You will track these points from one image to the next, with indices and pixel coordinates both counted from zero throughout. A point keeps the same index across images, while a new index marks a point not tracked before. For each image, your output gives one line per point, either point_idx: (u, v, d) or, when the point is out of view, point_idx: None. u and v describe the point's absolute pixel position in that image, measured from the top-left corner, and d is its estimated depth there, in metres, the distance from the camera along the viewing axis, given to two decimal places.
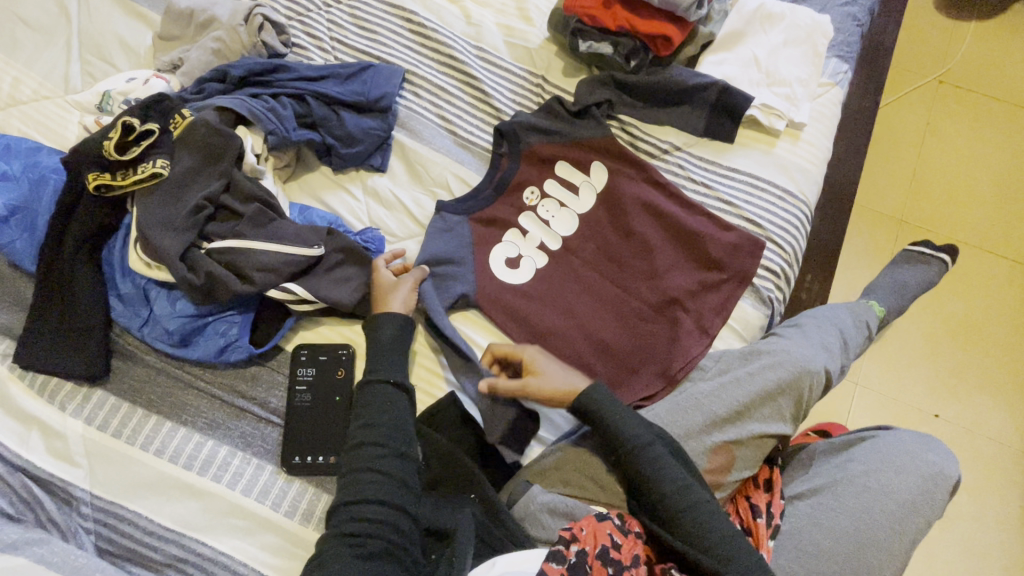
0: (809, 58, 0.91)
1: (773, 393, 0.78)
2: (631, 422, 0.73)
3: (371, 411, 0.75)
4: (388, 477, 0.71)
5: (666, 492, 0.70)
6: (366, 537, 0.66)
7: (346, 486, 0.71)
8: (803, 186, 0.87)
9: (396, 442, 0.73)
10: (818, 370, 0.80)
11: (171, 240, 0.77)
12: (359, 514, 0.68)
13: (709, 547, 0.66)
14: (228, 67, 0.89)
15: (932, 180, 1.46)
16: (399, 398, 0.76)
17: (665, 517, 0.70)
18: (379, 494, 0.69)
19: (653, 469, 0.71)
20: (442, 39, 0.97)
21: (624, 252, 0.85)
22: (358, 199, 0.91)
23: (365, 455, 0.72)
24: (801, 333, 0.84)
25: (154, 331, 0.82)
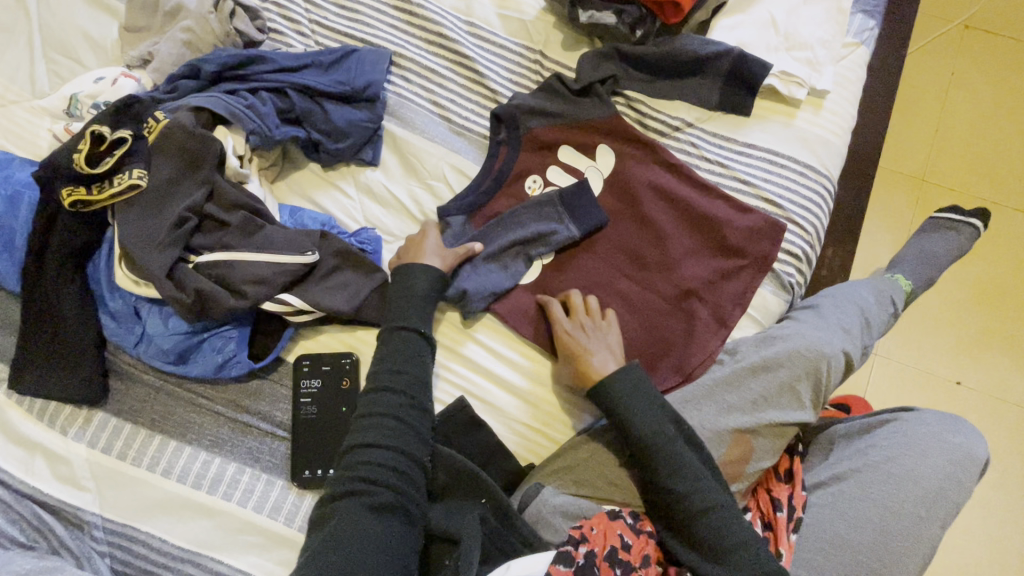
0: (831, 16, 0.83)
1: (790, 380, 0.74)
2: (647, 419, 0.70)
3: (396, 356, 0.72)
4: (402, 426, 0.69)
5: (687, 491, 0.68)
6: (378, 485, 0.65)
7: (361, 428, 0.69)
8: (827, 159, 0.81)
9: (414, 392, 0.71)
10: (838, 354, 0.75)
11: (156, 257, 0.73)
12: (370, 459, 0.66)
13: (735, 546, 0.65)
14: (200, 61, 0.82)
15: (956, 136, 1.38)
16: (422, 346, 0.73)
17: (684, 520, 0.68)
18: (392, 442, 0.67)
19: (675, 464, 0.69)
20: (429, 15, 0.89)
21: (638, 241, 0.80)
22: (351, 197, 0.86)
23: (384, 400, 0.70)
24: (820, 315, 0.79)
25: (149, 349, 0.78)
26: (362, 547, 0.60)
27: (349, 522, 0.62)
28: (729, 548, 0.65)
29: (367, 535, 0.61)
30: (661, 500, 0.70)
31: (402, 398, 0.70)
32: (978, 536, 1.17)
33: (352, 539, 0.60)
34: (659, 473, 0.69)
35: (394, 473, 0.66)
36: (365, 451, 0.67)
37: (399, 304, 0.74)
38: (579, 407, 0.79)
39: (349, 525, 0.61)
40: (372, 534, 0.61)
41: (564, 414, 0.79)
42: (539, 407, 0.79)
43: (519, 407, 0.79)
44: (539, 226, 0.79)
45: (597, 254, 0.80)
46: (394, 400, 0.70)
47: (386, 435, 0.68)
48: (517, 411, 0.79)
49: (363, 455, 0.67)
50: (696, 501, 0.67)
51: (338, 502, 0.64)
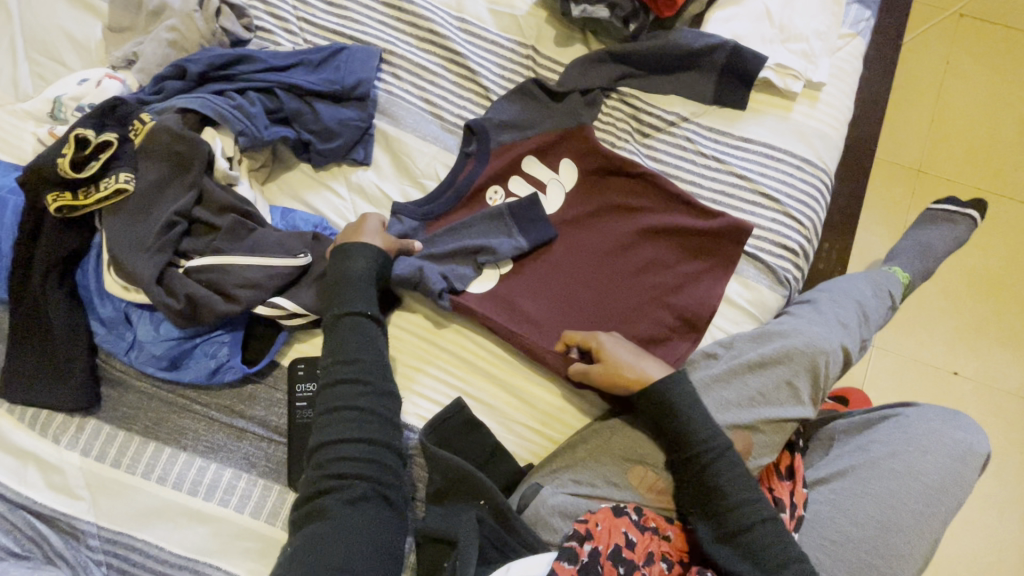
0: (826, 7, 0.82)
1: (788, 376, 0.73)
2: (709, 426, 0.69)
3: (343, 347, 0.71)
4: (370, 415, 0.68)
5: (742, 502, 0.67)
6: (350, 479, 0.65)
7: (326, 426, 0.68)
8: (823, 152, 0.80)
9: (375, 377, 0.70)
10: (836, 349, 0.75)
11: (145, 262, 0.72)
12: (343, 458, 0.66)
13: (790, 557, 0.64)
14: (186, 61, 0.80)
15: (951, 125, 1.37)
16: (377, 334, 0.73)
17: (736, 532, 0.66)
18: (360, 437, 0.67)
19: (731, 474, 0.68)
20: (419, 10, 0.88)
21: (600, 245, 0.79)
22: (343, 197, 0.84)
23: (346, 393, 0.69)
24: (817, 311, 0.79)
25: (140, 355, 0.77)
26: (348, 544, 0.61)
27: (339, 522, 0.63)
28: (779, 561, 0.64)
29: (353, 530, 0.63)
30: (712, 511, 0.68)
31: (364, 387, 0.69)
32: (976, 525, 1.17)
33: (339, 535, 0.62)
34: (715, 483, 0.68)
35: (367, 464, 0.66)
36: (335, 449, 0.67)
37: (345, 292, 0.73)
38: (577, 406, 0.78)
39: (340, 522, 0.63)
40: (354, 526, 0.63)
41: (562, 413, 0.78)
42: (537, 406, 0.79)
43: (516, 406, 0.79)
44: (487, 239, 0.79)
45: (559, 261, 0.79)
46: (357, 392, 0.69)
47: (356, 429, 0.67)
48: (515, 410, 0.79)
49: (336, 453, 0.67)
50: (751, 511, 0.66)
51: (316, 501, 0.65)
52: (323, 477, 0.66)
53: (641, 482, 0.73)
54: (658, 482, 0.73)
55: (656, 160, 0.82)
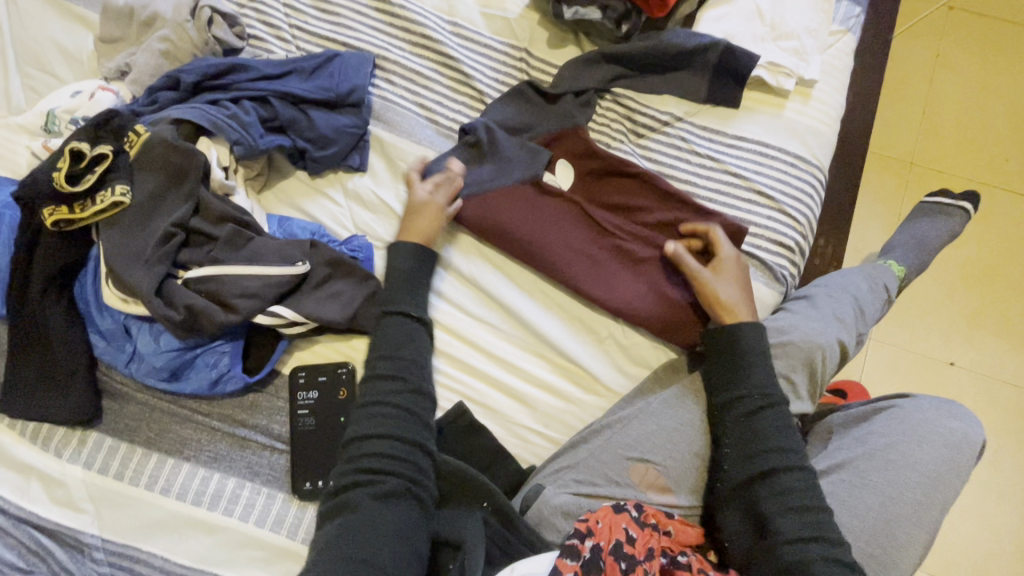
0: (817, 5, 0.83)
1: (785, 371, 0.74)
2: (761, 369, 0.71)
3: (387, 341, 0.74)
4: (404, 413, 0.71)
5: (780, 445, 0.68)
6: (382, 474, 0.67)
7: (362, 418, 0.71)
8: (817, 149, 0.81)
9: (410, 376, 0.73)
10: (833, 344, 0.75)
11: (144, 275, 0.71)
12: (372, 449, 0.69)
13: (815, 506, 0.64)
14: (179, 71, 0.79)
15: (942, 117, 1.38)
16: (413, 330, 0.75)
17: (772, 470, 0.67)
18: (388, 432, 0.69)
19: (776, 422, 0.69)
20: (411, 16, 0.88)
21: (600, 243, 0.80)
22: (340, 204, 0.85)
23: (382, 389, 0.72)
24: (813, 306, 0.79)
25: (141, 367, 0.77)
26: (375, 532, 0.63)
27: (369, 513, 0.64)
28: (796, 507, 0.64)
29: (380, 523, 0.63)
30: (750, 453, 0.69)
31: (403, 386, 0.72)
32: (973, 512, 1.19)
33: (365, 529, 0.63)
34: (758, 425, 0.69)
35: (398, 461, 0.68)
36: (370, 440, 0.69)
37: (394, 288, 0.76)
38: (579, 407, 0.79)
39: (367, 511, 0.64)
40: (381, 518, 0.64)
41: (564, 414, 0.79)
42: (539, 408, 0.79)
43: (519, 409, 0.79)
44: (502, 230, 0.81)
45: (556, 254, 0.80)
46: (392, 387, 0.72)
47: (388, 425, 0.69)
48: (517, 413, 0.79)
49: (366, 444, 0.69)
50: (786, 457, 0.67)
51: (345, 496, 0.66)
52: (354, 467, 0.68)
53: (643, 481, 0.72)
54: (660, 479, 0.72)
55: (651, 160, 0.82)
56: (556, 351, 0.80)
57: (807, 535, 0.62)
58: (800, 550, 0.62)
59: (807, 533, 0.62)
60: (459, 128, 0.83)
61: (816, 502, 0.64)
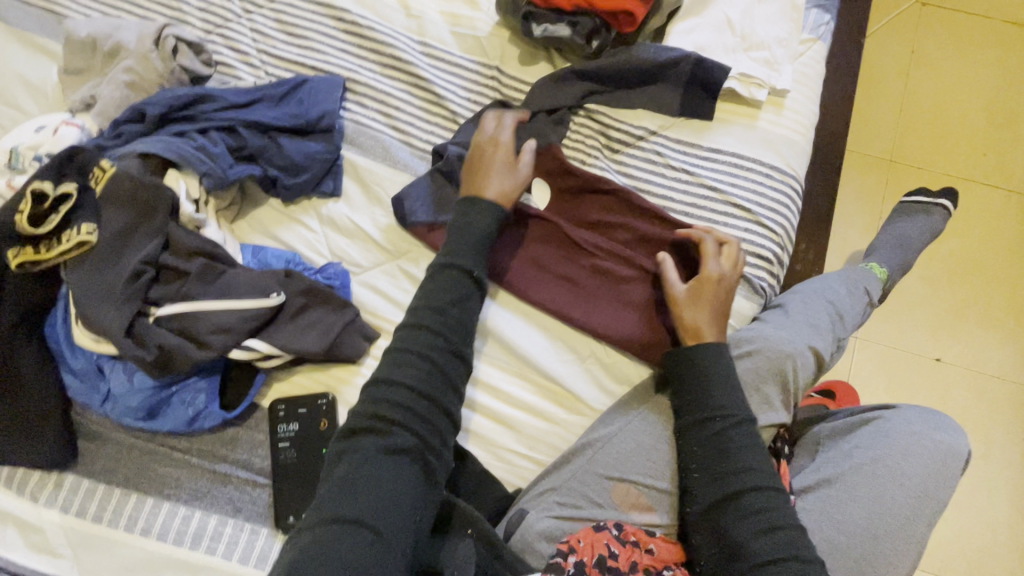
0: (786, 14, 0.83)
1: (757, 382, 0.74)
2: (726, 391, 0.69)
3: (440, 296, 0.68)
4: (439, 372, 0.65)
5: (748, 466, 0.65)
6: (397, 428, 0.61)
7: (388, 363, 0.65)
8: (792, 159, 0.81)
9: (454, 336, 0.67)
10: (804, 352, 0.75)
11: (114, 315, 0.69)
12: (393, 397, 0.62)
13: (783, 526, 0.62)
14: (144, 103, 0.78)
15: (920, 114, 1.39)
16: (451, 281, 0.69)
17: (738, 493, 0.65)
18: (409, 382, 0.63)
19: (745, 442, 0.67)
20: (380, 37, 0.87)
21: (578, 261, 0.81)
22: (315, 231, 0.84)
23: (421, 340, 0.65)
24: (787, 314, 0.78)
25: (115, 407, 0.75)
26: (378, 485, 0.58)
27: (370, 464, 0.59)
28: (767, 527, 0.62)
29: (377, 479, 0.58)
30: (718, 473, 0.66)
31: (441, 343, 0.66)
32: (965, 507, 1.20)
33: (367, 483, 0.58)
34: (726, 445, 0.67)
35: (414, 419, 0.62)
36: (389, 383, 0.63)
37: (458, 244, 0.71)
38: (563, 428, 0.78)
39: (371, 461, 0.59)
40: (383, 481, 0.58)
41: (548, 435, 0.78)
42: (523, 430, 0.78)
43: (502, 432, 0.79)
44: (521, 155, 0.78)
45: (540, 277, 0.81)
46: (425, 337, 0.66)
47: (419, 379, 0.63)
48: (501, 436, 0.79)
49: (383, 388, 0.63)
50: (755, 477, 0.65)
51: (352, 441, 0.61)
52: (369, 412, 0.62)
53: (623, 501, 0.72)
54: (641, 499, 0.72)
55: (626, 175, 0.82)
56: (538, 372, 0.79)
57: (777, 557, 0.60)
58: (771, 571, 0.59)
59: (777, 554, 0.60)
60: (433, 149, 0.83)
61: (787, 522, 0.62)
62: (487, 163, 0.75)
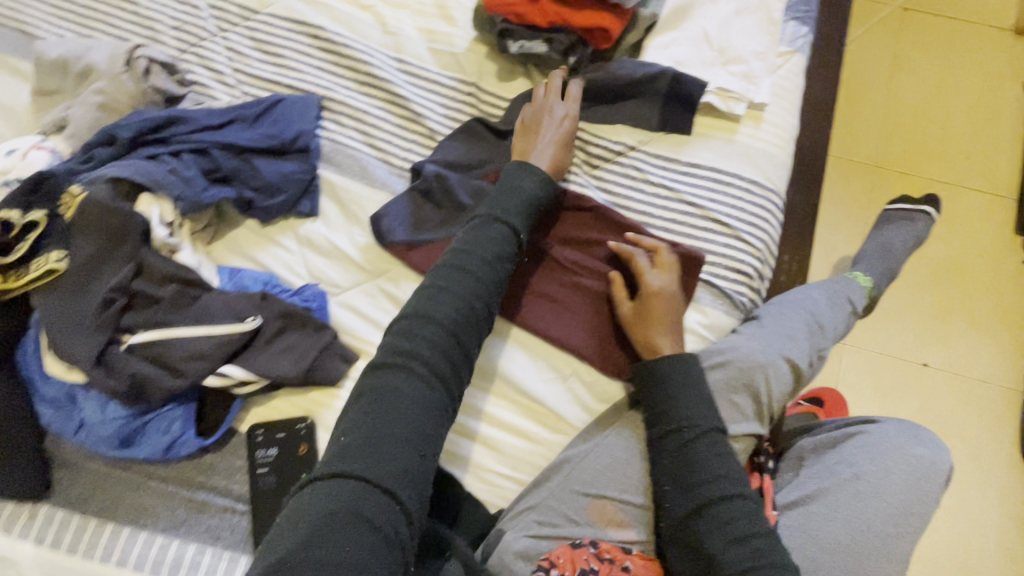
0: (763, 27, 0.82)
1: (729, 393, 0.73)
2: (691, 403, 0.70)
3: (481, 244, 0.69)
4: (474, 317, 0.65)
5: (717, 477, 0.66)
6: (426, 370, 0.61)
7: (424, 301, 0.65)
8: (771, 172, 0.80)
9: (488, 288, 0.67)
10: (777, 362, 0.74)
11: (83, 345, 0.68)
12: (426, 338, 0.62)
13: (752, 534, 0.63)
14: (114, 127, 0.76)
15: (903, 118, 1.39)
16: (494, 229, 0.70)
17: (708, 504, 0.65)
18: (445, 322, 0.63)
19: (711, 453, 0.67)
20: (356, 55, 0.86)
21: (565, 280, 0.80)
22: (293, 251, 0.83)
23: (462, 284, 0.66)
24: (762, 325, 0.78)
25: (88, 436, 0.73)
26: (404, 422, 0.58)
27: (398, 403, 0.59)
28: (738, 536, 0.63)
29: (403, 421, 0.58)
30: (688, 485, 0.67)
31: (481, 295, 0.66)
32: (955, 513, 1.20)
33: (393, 420, 0.58)
34: (695, 457, 0.67)
35: (444, 364, 0.62)
36: (423, 320, 0.63)
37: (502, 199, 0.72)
38: (546, 447, 0.77)
39: (399, 395, 0.59)
40: (410, 425, 0.58)
41: (531, 455, 0.77)
42: (505, 450, 0.77)
43: (484, 452, 0.78)
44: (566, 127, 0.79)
45: (530, 299, 0.80)
46: (463, 280, 0.66)
47: (453, 322, 0.64)
48: (484, 458, 0.78)
49: (416, 325, 0.64)
50: (723, 487, 0.66)
51: (381, 375, 0.61)
52: (400, 349, 0.62)
53: (600, 517, 0.72)
54: (616, 515, 0.72)
55: (606, 191, 0.82)
56: (521, 392, 0.78)
57: (749, 565, 0.61)
58: None
59: (747, 563, 0.61)
60: (412, 167, 0.82)
61: (756, 529, 0.64)
62: (538, 129, 0.78)
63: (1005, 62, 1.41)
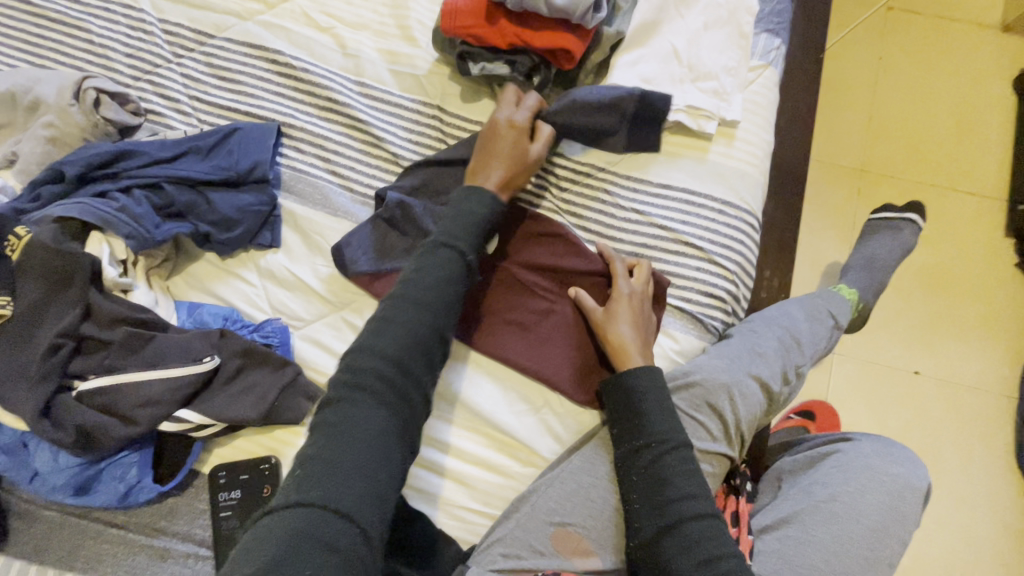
0: (733, 41, 0.80)
1: (699, 421, 0.72)
2: (661, 418, 0.68)
3: (423, 275, 0.64)
4: (421, 347, 0.61)
5: (685, 494, 0.65)
6: (377, 402, 0.57)
7: (370, 334, 0.61)
8: (744, 192, 0.78)
9: (436, 314, 0.62)
10: (743, 382, 0.72)
11: (28, 395, 0.65)
12: (374, 368, 0.59)
13: (721, 555, 0.62)
14: (62, 163, 0.74)
15: (889, 121, 1.36)
16: (442, 258, 0.65)
17: (676, 523, 0.64)
18: (394, 352, 0.59)
19: (680, 469, 0.66)
20: (315, 79, 0.84)
21: (534, 305, 0.77)
22: (254, 284, 0.80)
23: (409, 315, 0.61)
24: (730, 343, 0.75)
25: (43, 485, 0.71)
26: (368, 446, 0.55)
27: (348, 437, 0.55)
28: (705, 558, 0.62)
29: (356, 452, 0.54)
30: (656, 504, 0.66)
31: (428, 327, 0.62)
32: (949, 524, 1.17)
33: (356, 444, 0.54)
34: (663, 474, 0.66)
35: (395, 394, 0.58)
36: (370, 351, 0.60)
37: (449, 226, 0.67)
38: (518, 481, 0.75)
39: (360, 418, 0.56)
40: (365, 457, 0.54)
41: (502, 490, 0.75)
42: (476, 485, 0.75)
43: (454, 487, 0.75)
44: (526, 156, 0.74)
45: (496, 324, 0.77)
46: (406, 313, 0.62)
47: (401, 353, 0.60)
48: (454, 493, 0.75)
49: (362, 356, 0.60)
50: (691, 506, 0.65)
51: (332, 410, 0.57)
52: (356, 375, 0.58)
53: (565, 546, 0.70)
54: (582, 543, 0.70)
55: (574, 214, 0.79)
56: (491, 425, 0.76)
57: None
58: None
59: None
60: (375, 193, 0.79)
61: (724, 551, 0.62)
62: (502, 144, 0.73)
63: (993, 61, 1.38)
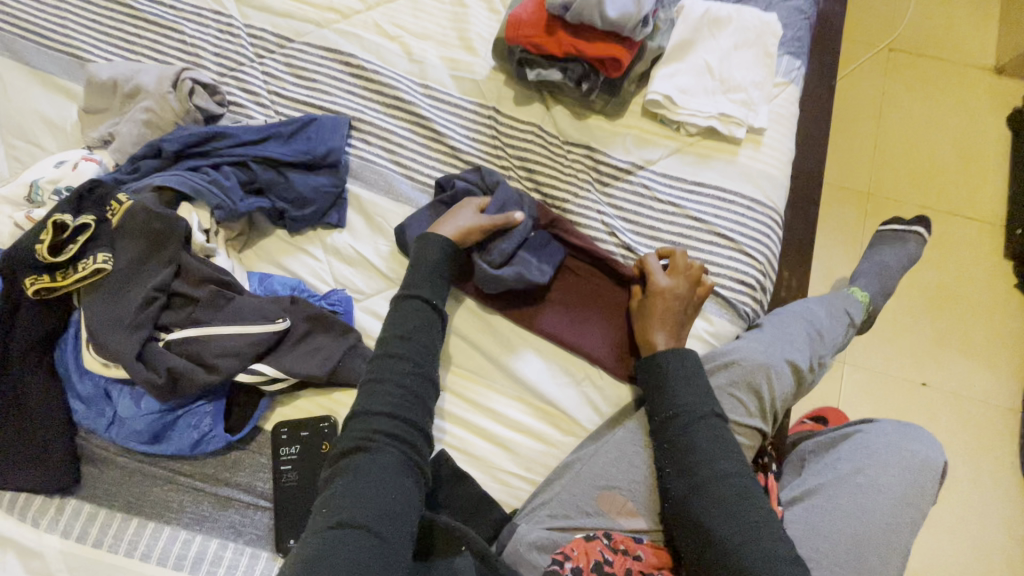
0: (760, 60, 0.89)
1: (736, 395, 0.78)
2: (691, 390, 0.74)
3: (403, 324, 0.75)
4: (408, 391, 0.71)
5: (714, 457, 0.70)
6: (381, 446, 0.68)
7: (367, 396, 0.71)
8: (770, 192, 0.86)
9: (422, 361, 0.73)
10: (780, 364, 0.78)
11: (124, 340, 0.72)
12: (375, 422, 0.69)
13: (750, 509, 0.67)
14: (161, 141, 0.83)
15: (893, 150, 1.47)
16: (429, 314, 0.76)
17: (705, 482, 0.69)
18: (389, 406, 0.69)
19: (709, 435, 0.72)
20: (384, 81, 0.93)
21: (585, 289, 0.86)
22: (320, 259, 0.87)
23: (390, 367, 0.72)
24: (763, 331, 0.82)
25: (121, 431, 0.77)
26: (380, 489, 0.64)
27: (367, 479, 0.65)
28: (735, 511, 0.67)
29: (377, 487, 0.64)
30: (686, 467, 0.71)
31: (413, 367, 0.72)
32: (959, 533, 1.21)
33: (373, 490, 0.64)
34: (693, 439, 0.72)
35: (402, 439, 0.68)
36: (366, 412, 0.69)
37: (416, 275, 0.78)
38: (559, 449, 0.80)
39: (375, 465, 0.66)
40: (383, 494, 0.64)
41: (545, 456, 0.80)
42: (520, 452, 0.80)
43: (499, 453, 0.81)
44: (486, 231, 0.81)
45: (548, 307, 0.85)
46: (394, 363, 0.72)
47: (394, 402, 0.70)
48: (499, 459, 0.81)
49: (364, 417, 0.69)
50: (721, 467, 0.70)
51: (347, 460, 0.67)
52: (359, 436, 0.68)
53: (611, 507, 0.75)
54: (627, 504, 0.75)
55: (616, 207, 0.87)
56: (539, 397, 0.82)
57: (748, 540, 0.65)
58: (745, 551, 0.64)
59: (746, 533, 0.65)
60: (434, 181, 0.87)
61: (758, 504, 0.67)
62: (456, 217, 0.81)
63: (989, 100, 1.49)
